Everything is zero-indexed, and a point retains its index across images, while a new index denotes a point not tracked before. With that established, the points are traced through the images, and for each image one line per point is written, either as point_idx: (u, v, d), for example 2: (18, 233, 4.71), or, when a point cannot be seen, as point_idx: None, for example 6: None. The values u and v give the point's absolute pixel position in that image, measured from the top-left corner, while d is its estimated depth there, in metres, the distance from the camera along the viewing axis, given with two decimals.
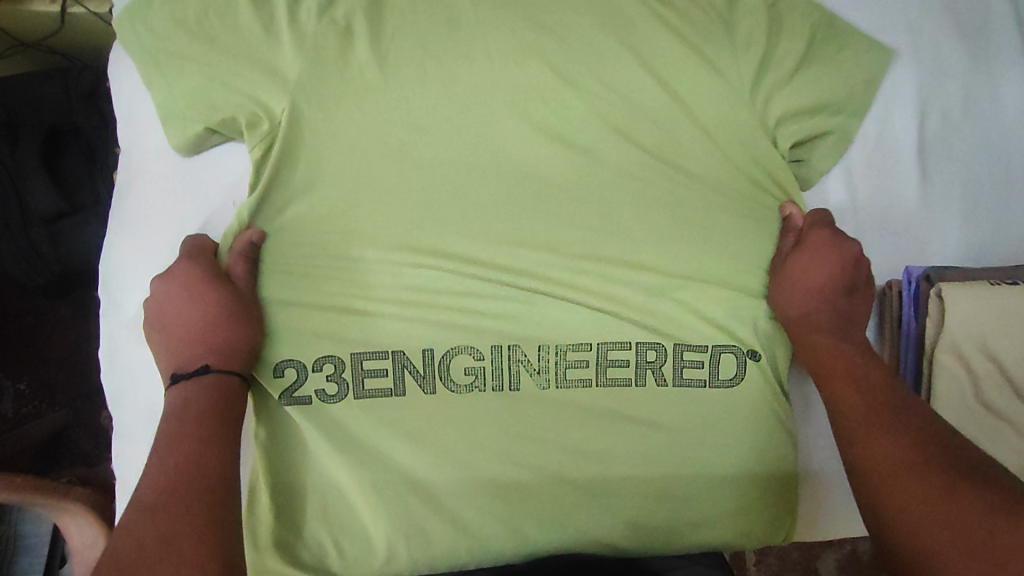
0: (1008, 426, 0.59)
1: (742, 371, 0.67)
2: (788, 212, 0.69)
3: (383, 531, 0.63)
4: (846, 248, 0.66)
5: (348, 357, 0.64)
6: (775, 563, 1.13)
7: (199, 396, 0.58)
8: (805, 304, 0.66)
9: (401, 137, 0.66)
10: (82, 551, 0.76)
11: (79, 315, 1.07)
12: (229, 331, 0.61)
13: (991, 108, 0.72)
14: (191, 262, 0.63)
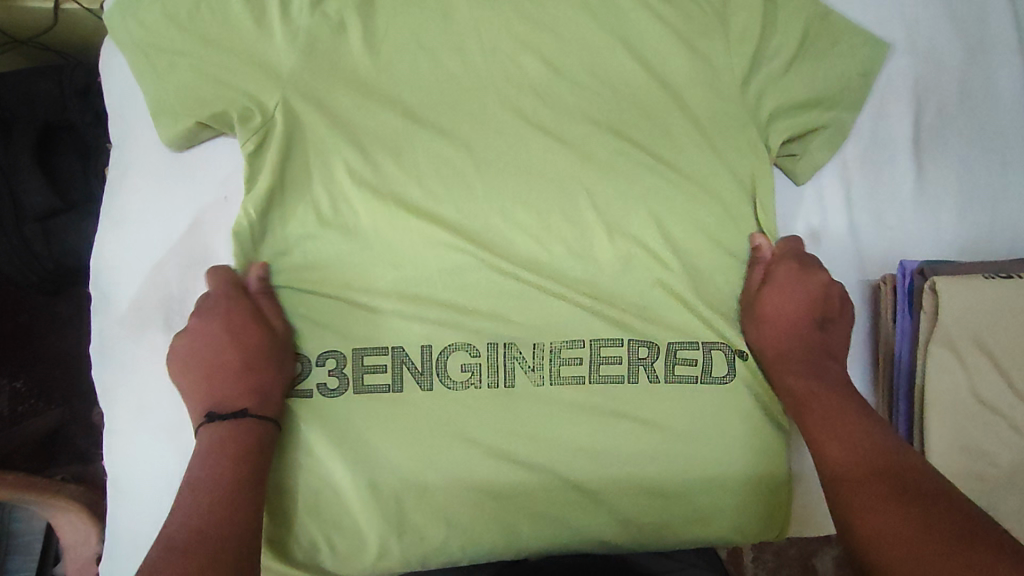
0: (1004, 421, 0.58)
1: (731, 370, 0.67)
2: (758, 244, 0.69)
3: (377, 528, 0.63)
4: (814, 279, 0.67)
5: (350, 351, 0.64)
6: (772, 561, 1.14)
7: (235, 439, 0.57)
8: (779, 340, 0.66)
9: (394, 132, 0.66)
10: (76, 547, 0.77)
11: (74, 313, 1.06)
12: (265, 373, 0.61)
13: (986, 102, 0.72)
14: (228, 300, 0.62)
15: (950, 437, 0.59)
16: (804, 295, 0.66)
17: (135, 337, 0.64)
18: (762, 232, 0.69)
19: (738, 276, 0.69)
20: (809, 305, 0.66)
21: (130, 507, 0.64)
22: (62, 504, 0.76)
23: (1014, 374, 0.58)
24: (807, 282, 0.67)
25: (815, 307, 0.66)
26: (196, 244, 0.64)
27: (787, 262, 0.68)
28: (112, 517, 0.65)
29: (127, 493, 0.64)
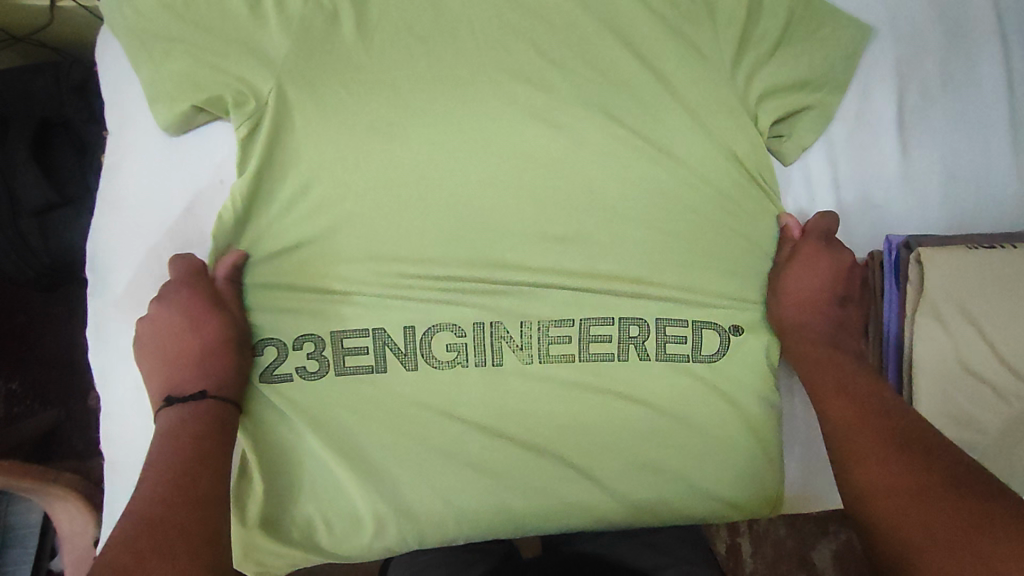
0: (989, 389, 0.59)
1: (723, 347, 0.68)
2: (785, 223, 0.70)
3: (372, 506, 0.64)
4: (840, 258, 0.67)
5: (327, 334, 0.64)
6: (771, 554, 1.15)
7: (193, 420, 0.58)
8: (802, 317, 0.67)
9: (386, 117, 0.66)
10: (73, 540, 0.76)
11: (71, 313, 1.07)
12: (226, 358, 0.62)
13: (967, 84, 0.73)
14: (187, 287, 0.62)
15: (938, 405, 0.60)
16: (829, 274, 0.66)
17: (132, 320, 0.64)
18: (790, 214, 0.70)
19: (731, 255, 0.69)
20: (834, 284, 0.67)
21: (128, 489, 0.65)
22: (60, 493, 0.76)
23: (999, 342, 0.59)
24: (831, 261, 0.67)
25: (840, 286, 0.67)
26: (191, 227, 0.65)
27: (815, 239, 0.68)
28: (110, 499, 0.65)
29: (125, 475, 0.65)
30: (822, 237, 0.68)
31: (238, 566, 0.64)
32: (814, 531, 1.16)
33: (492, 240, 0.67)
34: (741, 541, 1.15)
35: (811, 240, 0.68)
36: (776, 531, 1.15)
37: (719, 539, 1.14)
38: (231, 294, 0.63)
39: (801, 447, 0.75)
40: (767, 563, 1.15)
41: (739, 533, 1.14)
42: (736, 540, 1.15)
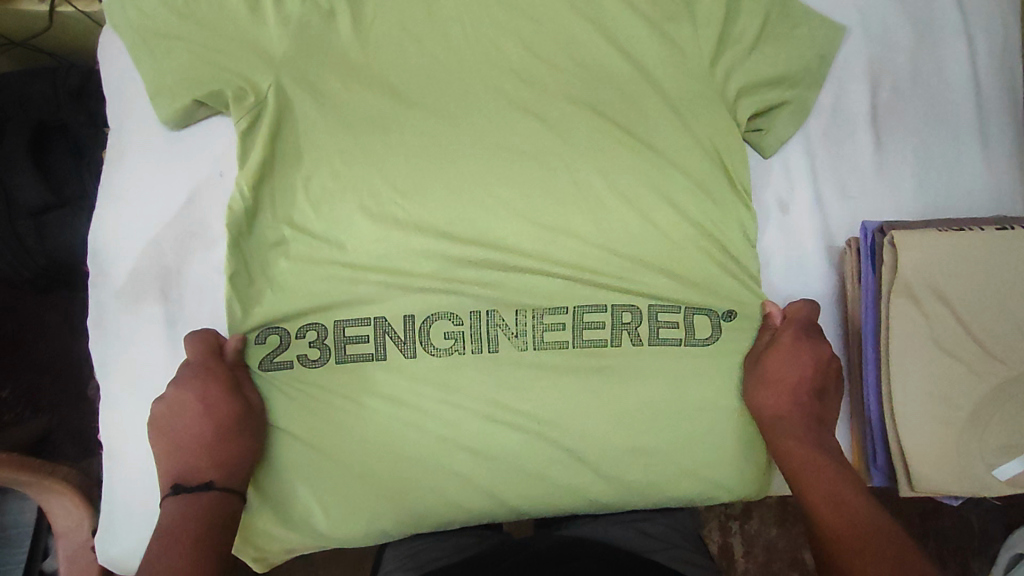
0: (963, 365, 0.62)
1: (717, 331, 0.70)
2: (771, 311, 0.71)
3: (371, 489, 0.65)
4: (816, 347, 0.68)
5: (331, 323, 0.66)
6: (762, 554, 1.19)
7: (198, 509, 0.58)
8: (781, 408, 0.67)
9: (382, 113, 0.68)
10: (69, 534, 0.76)
11: (64, 319, 1.06)
12: (235, 445, 0.62)
13: (936, 80, 0.77)
14: (207, 368, 0.63)
15: (914, 382, 0.62)
16: (805, 363, 0.67)
17: (132, 309, 0.65)
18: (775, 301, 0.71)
19: (716, 244, 0.72)
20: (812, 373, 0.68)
21: (126, 477, 0.65)
22: (59, 487, 0.76)
23: (970, 320, 0.62)
24: (808, 350, 0.68)
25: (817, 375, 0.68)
26: (192, 218, 0.66)
27: (791, 330, 0.69)
28: (109, 486, 0.66)
29: (124, 464, 0.65)
30: (799, 326, 0.69)
31: (237, 551, 0.65)
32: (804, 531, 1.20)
33: (485, 231, 0.69)
34: (733, 541, 1.19)
35: (789, 330, 0.69)
36: (766, 530, 1.19)
37: (711, 538, 1.18)
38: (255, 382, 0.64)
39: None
40: (758, 563, 1.19)
41: (731, 532, 1.18)
42: (727, 540, 1.19)
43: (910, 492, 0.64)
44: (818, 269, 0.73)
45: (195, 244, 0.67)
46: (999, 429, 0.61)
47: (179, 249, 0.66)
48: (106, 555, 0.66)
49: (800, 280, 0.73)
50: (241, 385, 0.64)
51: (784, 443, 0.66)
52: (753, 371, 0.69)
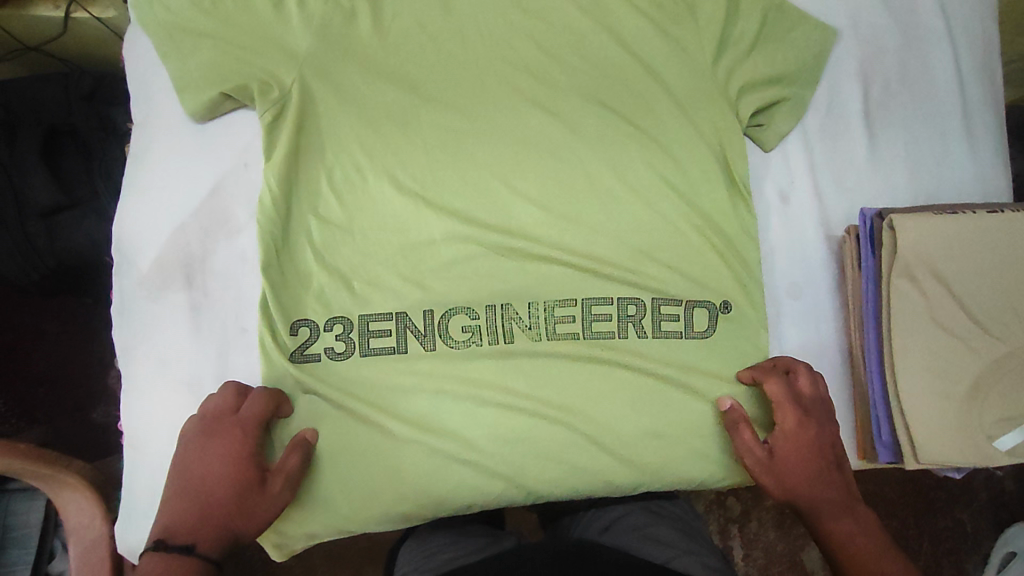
0: (960, 343, 0.64)
1: (713, 325, 0.73)
2: (725, 408, 0.70)
3: (392, 471, 0.66)
4: (816, 422, 0.69)
5: (357, 317, 0.67)
6: (761, 558, 1.22)
7: (169, 574, 0.55)
8: (803, 490, 0.68)
9: (401, 110, 0.70)
10: (80, 531, 0.75)
11: (62, 331, 1.06)
12: (234, 516, 0.59)
13: (922, 81, 0.82)
14: (243, 430, 0.61)
15: (916, 359, 0.65)
16: (809, 442, 0.68)
17: (156, 297, 0.65)
18: (746, 374, 0.72)
19: (721, 234, 0.75)
20: (820, 450, 0.69)
21: (147, 465, 0.65)
22: (72, 481, 0.75)
23: (966, 300, 0.64)
24: (809, 426, 0.68)
25: (825, 450, 0.69)
26: (216, 208, 0.67)
27: (791, 411, 0.69)
28: (128, 473, 0.66)
29: (143, 452, 0.65)
30: (792, 401, 0.69)
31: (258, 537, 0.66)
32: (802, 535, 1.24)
33: (498, 223, 0.71)
34: (732, 547, 1.22)
35: (790, 410, 0.69)
36: (764, 534, 1.23)
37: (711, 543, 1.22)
38: (286, 459, 0.62)
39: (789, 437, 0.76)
40: (758, 568, 1.23)
41: (731, 536, 1.22)
42: (727, 545, 1.22)
43: (914, 465, 0.66)
44: (817, 258, 0.77)
45: (219, 233, 0.67)
46: (995, 404, 0.64)
47: (203, 237, 0.66)
48: (125, 543, 0.65)
49: (802, 268, 0.77)
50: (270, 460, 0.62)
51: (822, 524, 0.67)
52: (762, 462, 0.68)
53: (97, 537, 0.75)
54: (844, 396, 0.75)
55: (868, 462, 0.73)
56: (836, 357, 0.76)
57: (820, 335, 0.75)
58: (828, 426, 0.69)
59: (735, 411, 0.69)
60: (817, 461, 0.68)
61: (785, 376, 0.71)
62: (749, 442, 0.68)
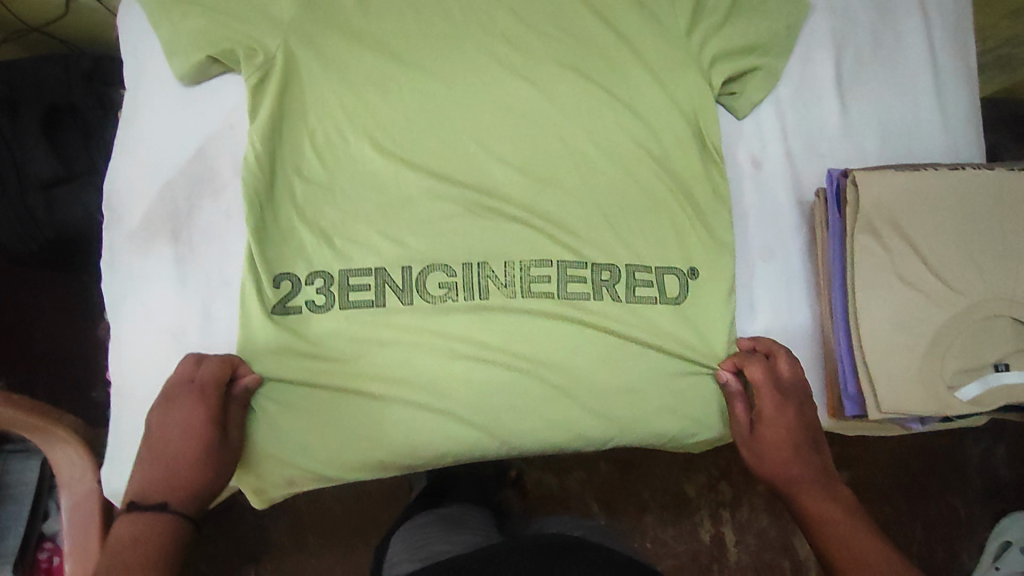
0: (923, 296, 0.66)
1: (683, 291, 0.75)
2: (725, 379, 0.73)
3: (369, 420, 0.69)
4: (795, 402, 0.71)
5: (337, 271, 0.69)
6: (752, 543, 1.31)
7: (147, 532, 0.59)
8: (787, 469, 0.71)
9: (382, 75, 0.72)
10: (70, 485, 0.78)
11: (63, 311, 1.09)
12: (202, 475, 0.63)
13: (894, 51, 0.83)
14: (202, 395, 0.63)
15: (880, 312, 0.67)
16: (788, 422, 0.71)
17: (143, 252, 0.68)
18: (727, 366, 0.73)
19: (693, 198, 0.77)
20: (800, 428, 0.72)
21: (132, 411, 0.68)
22: (65, 436, 0.78)
23: (928, 254, 0.67)
24: (787, 409, 0.71)
25: (803, 428, 0.72)
26: (200, 167, 0.70)
27: (769, 395, 0.71)
28: (114, 420, 0.68)
29: (129, 400, 0.68)
30: (771, 386, 0.71)
31: (239, 481, 0.69)
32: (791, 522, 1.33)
33: (473, 186, 0.73)
34: (724, 531, 1.31)
35: (767, 395, 0.71)
36: (756, 521, 1.32)
37: (704, 530, 1.30)
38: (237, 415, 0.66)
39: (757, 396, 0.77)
40: (750, 552, 1.31)
41: (722, 521, 1.31)
42: (719, 530, 1.31)
43: (877, 415, 0.67)
44: (788, 221, 0.79)
45: (204, 192, 0.70)
46: (957, 355, 0.66)
47: (189, 196, 0.69)
48: (111, 487, 0.68)
49: (773, 230, 0.79)
50: (227, 419, 0.65)
51: (805, 500, 0.69)
52: (748, 442, 0.73)
53: (87, 492, 0.78)
54: (814, 355, 0.77)
55: (837, 419, 0.76)
56: (807, 318, 0.78)
57: (790, 294, 0.78)
58: (802, 404, 0.72)
59: (733, 383, 0.73)
60: (795, 439, 0.71)
61: (762, 360, 0.73)
62: (740, 418, 0.73)
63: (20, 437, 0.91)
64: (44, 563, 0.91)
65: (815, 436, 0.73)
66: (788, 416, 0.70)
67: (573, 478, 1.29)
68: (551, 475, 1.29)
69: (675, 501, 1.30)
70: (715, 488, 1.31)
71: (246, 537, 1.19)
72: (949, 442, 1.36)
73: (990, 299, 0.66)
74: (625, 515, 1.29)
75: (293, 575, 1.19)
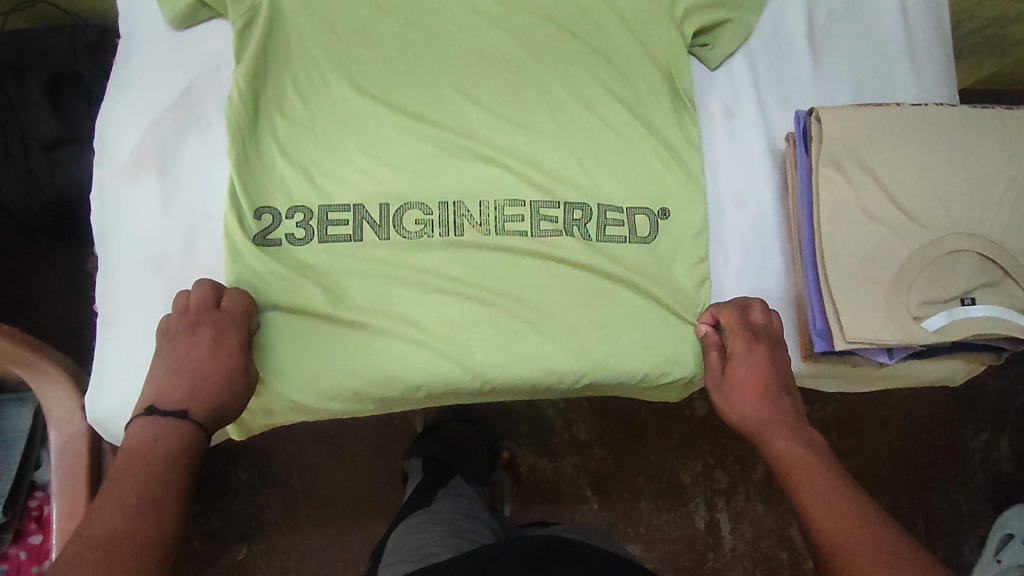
0: (886, 228, 0.68)
1: (654, 231, 0.77)
2: (703, 330, 0.74)
3: (345, 350, 0.70)
4: (766, 345, 0.70)
5: (316, 206, 0.72)
6: (749, 531, 1.30)
7: (168, 433, 0.58)
8: (753, 409, 0.68)
9: (363, 23, 0.76)
10: (58, 424, 0.79)
11: (68, 286, 1.13)
12: (222, 396, 0.63)
13: (867, 8, 0.85)
14: (229, 321, 0.66)
15: (845, 243, 0.69)
16: (763, 364, 0.70)
17: (131, 183, 0.71)
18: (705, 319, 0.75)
19: (666, 144, 0.78)
20: (770, 371, 0.70)
21: (117, 337, 0.70)
22: (54, 373, 0.80)
23: (890, 187, 0.69)
24: (761, 351, 0.70)
25: (774, 372, 0.70)
26: (190, 104, 0.73)
27: (740, 335, 0.71)
28: (99, 345, 0.71)
29: (114, 326, 0.70)
30: (743, 328, 0.72)
31: None
32: (789, 510, 1.32)
33: (450, 129, 0.75)
34: (720, 518, 1.30)
35: (738, 335, 0.71)
36: (752, 508, 1.31)
37: (699, 517, 1.29)
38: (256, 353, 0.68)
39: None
40: (746, 540, 1.30)
41: (717, 509, 1.30)
42: (714, 517, 1.30)
43: (843, 345, 0.68)
44: (762, 169, 0.80)
45: (192, 127, 0.73)
46: (923, 285, 0.67)
47: (176, 131, 0.72)
48: (94, 411, 0.70)
49: (746, 178, 0.80)
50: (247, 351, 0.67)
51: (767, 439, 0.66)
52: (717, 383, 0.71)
53: (76, 432, 0.80)
54: (786, 298, 0.78)
55: (810, 361, 0.76)
56: (780, 262, 0.79)
57: (764, 239, 0.79)
58: (776, 350, 0.71)
59: (711, 335, 0.74)
60: (765, 381, 0.69)
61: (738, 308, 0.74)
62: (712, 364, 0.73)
63: (18, 386, 0.92)
64: (35, 511, 0.90)
65: (787, 385, 0.70)
66: (761, 354, 0.69)
67: (567, 462, 1.29)
68: (545, 459, 1.29)
69: (670, 489, 1.30)
70: (710, 475, 1.31)
71: (239, 513, 1.20)
72: (950, 433, 1.34)
73: (957, 233, 0.67)
74: (618, 500, 1.28)
75: (285, 550, 1.19)
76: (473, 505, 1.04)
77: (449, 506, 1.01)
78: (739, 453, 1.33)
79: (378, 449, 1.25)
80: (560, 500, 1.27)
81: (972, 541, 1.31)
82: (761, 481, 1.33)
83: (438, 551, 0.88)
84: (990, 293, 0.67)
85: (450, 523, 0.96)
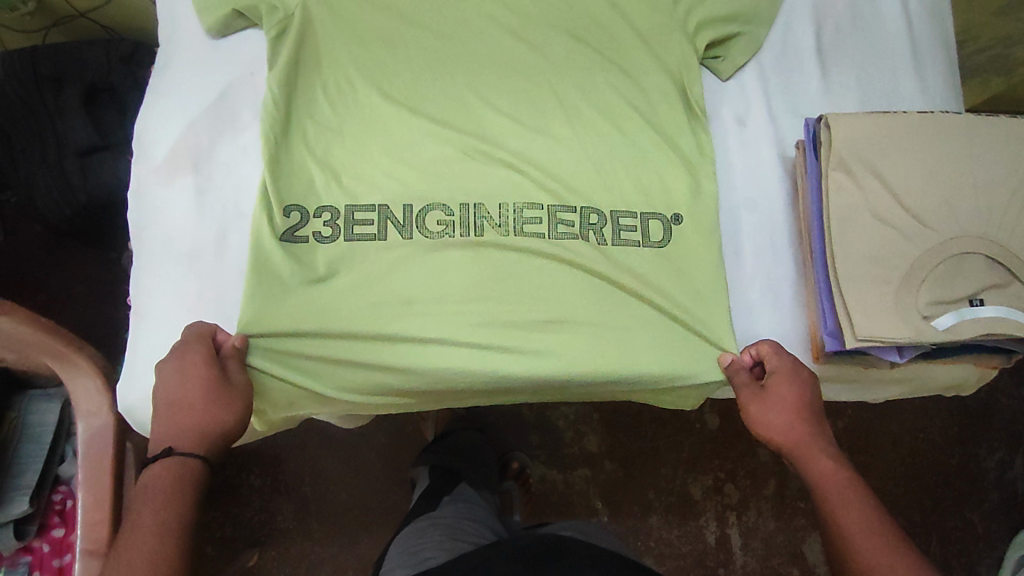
0: (894, 230, 0.70)
1: (667, 235, 0.79)
2: (728, 360, 0.75)
3: (367, 347, 0.73)
4: (807, 367, 0.74)
5: (343, 206, 0.75)
6: (760, 547, 1.30)
7: (166, 473, 0.62)
8: (795, 422, 0.70)
9: (390, 34, 0.79)
10: (86, 416, 0.82)
11: (93, 292, 1.16)
12: (203, 413, 0.65)
13: (873, 24, 0.88)
14: (191, 346, 0.67)
15: (854, 245, 0.71)
16: (805, 381, 0.72)
17: (167, 182, 0.75)
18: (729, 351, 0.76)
19: (679, 151, 0.81)
20: (810, 389, 0.73)
21: (148, 328, 0.73)
22: (84, 366, 0.82)
23: (898, 190, 0.71)
24: (803, 370, 0.73)
25: (812, 391, 0.73)
26: (224, 108, 0.77)
27: (784, 356, 0.74)
28: (131, 335, 0.73)
29: (145, 317, 0.73)
30: (786, 351, 0.75)
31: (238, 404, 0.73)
32: (801, 526, 1.31)
33: (471, 135, 0.78)
34: (731, 534, 1.29)
35: (784, 356, 0.74)
36: (763, 524, 1.30)
37: (710, 531, 1.29)
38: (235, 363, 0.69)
39: (742, 336, 0.79)
40: (757, 557, 1.29)
41: (728, 524, 1.30)
42: (725, 532, 1.29)
43: (853, 343, 0.70)
44: (773, 176, 0.83)
45: (226, 130, 0.76)
46: (932, 286, 0.68)
47: (210, 133, 0.76)
48: (125, 400, 0.72)
49: (757, 184, 0.82)
50: (225, 365, 0.68)
51: (805, 452, 0.69)
52: (759, 396, 0.72)
53: (102, 426, 0.82)
54: (797, 300, 0.79)
55: (822, 363, 0.77)
56: (792, 266, 0.81)
57: (775, 244, 0.81)
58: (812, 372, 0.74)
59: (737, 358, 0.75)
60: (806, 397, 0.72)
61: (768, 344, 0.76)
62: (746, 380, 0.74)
63: (44, 382, 0.94)
64: (58, 504, 0.92)
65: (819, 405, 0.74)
66: (806, 374, 0.72)
67: (577, 474, 1.29)
68: (556, 471, 1.29)
69: (680, 502, 1.30)
70: (721, 489, 1.31)
71: (251, 520, 1.20)
72: (963, 451, 1.33)
73: (964, 236, 0.69)
74: (628, 513, 1.28)
75: (296, 558, 1.20)
76: (477, 511, 1.05)
77: (452, 511, 1.02)
78: (750, 468, 1.32)
79: (390, 457, 1.26)
80: (570, 511, 1.27)
81: (988, 562, 1.30)
82: (773, 497, 1.32)
83: (433, 555, 0.90)
84: (998, 295, 0.68)
85: (451, 528, 0.97)
